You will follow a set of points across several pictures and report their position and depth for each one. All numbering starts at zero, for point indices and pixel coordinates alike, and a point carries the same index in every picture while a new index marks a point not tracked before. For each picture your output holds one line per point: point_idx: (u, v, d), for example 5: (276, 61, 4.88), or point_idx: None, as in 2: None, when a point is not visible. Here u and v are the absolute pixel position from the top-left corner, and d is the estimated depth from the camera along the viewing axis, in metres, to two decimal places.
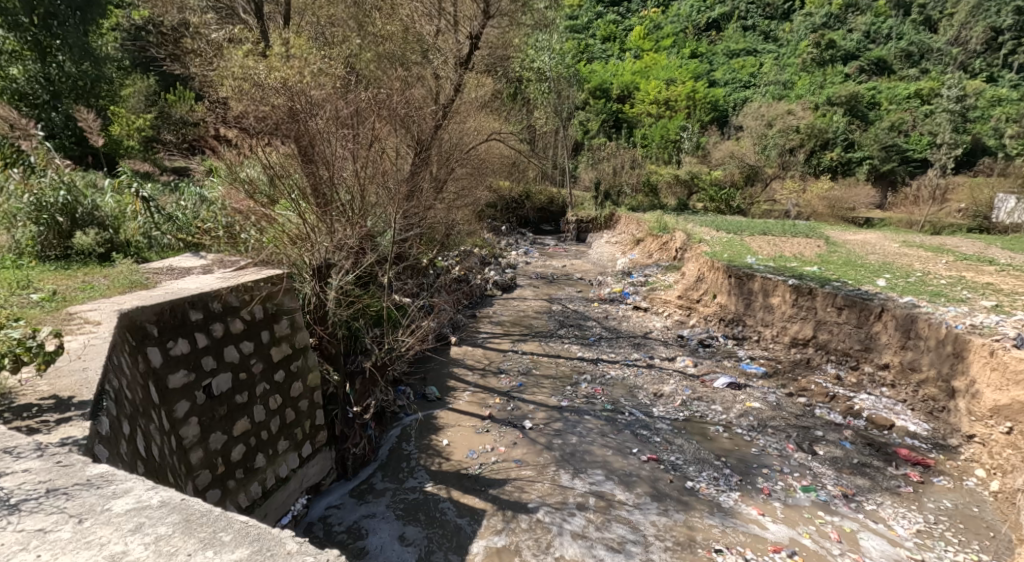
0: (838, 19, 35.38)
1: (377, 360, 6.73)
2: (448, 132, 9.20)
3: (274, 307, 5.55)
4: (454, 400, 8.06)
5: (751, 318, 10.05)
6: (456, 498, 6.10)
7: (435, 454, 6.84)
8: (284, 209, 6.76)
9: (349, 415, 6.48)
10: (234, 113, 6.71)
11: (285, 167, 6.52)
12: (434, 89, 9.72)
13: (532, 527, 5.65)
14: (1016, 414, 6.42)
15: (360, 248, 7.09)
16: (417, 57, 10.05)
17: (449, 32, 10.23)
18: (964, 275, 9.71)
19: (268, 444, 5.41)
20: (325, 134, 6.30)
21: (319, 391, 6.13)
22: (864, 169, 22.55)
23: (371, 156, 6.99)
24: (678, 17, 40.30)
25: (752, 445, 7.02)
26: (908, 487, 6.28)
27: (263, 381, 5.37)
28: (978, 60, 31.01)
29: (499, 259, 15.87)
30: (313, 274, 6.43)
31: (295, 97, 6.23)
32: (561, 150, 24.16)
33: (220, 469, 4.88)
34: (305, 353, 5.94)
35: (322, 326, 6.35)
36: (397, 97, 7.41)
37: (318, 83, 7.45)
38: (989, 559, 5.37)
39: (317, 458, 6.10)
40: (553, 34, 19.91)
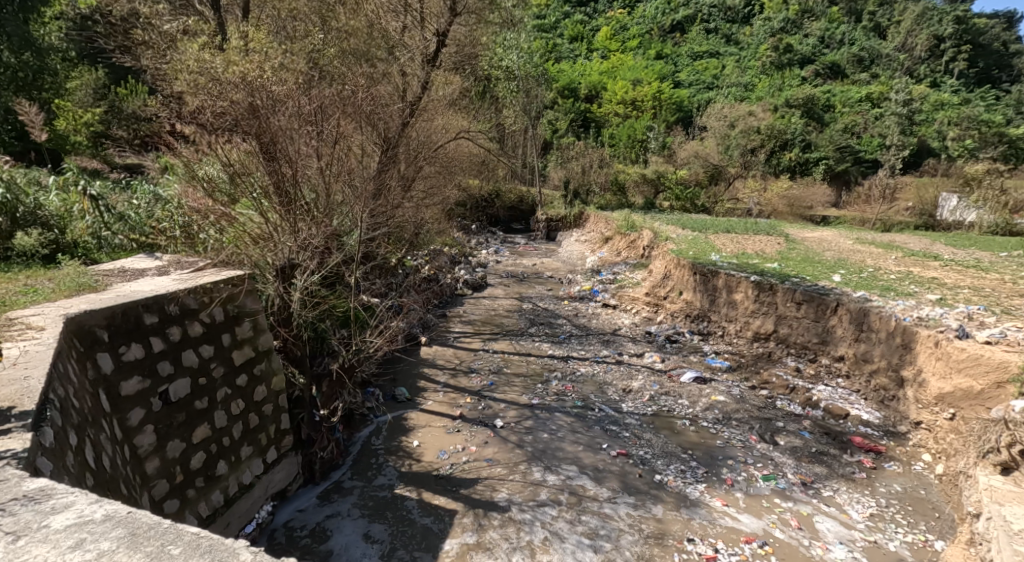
0: (794, 24, 36.55)
1: (344, 362, 6.28)
2: (416, 130, 8.71)
3: (235, 310, 4.97)
4: (425, 401, 7.61)
5: (716, 314, 10.20)
6: (426, 497, 5.67)
7: (404, 455, 6.36)
8: (245, 208, 5.88)
9: (315, 418, 5.93)
10: (189, 108, 6.03)
11: (246, 164, 5.66)
12: (400, 86, 9.08)
13: (504, 524, 5.29)
14: (958, 401, 6.43)
15: (325, 248, 6.34)
16: (383, 53, 9.20)
17: (415, 28, 9.38)
18: (912, 270, 10.10)
19: (230, 450, 4.88)
20: (289, 130, 5.53)
21: (285, 395, 5.56)
22: (820, 169, 23.34)
23: (336, 154, 6.12)
24: (643, 19, 40.98)
25: (717, 437, 6.83)
26: (862, 473, 6.19)
27: (225, 386, 4.85)
28: (923, 66, 32.57)
29: (468, 258, 15.70)
30: (275, 274, 5.67)
31: (256, 91, 5.47)
32: (530, 150, 24.14)
33: (178, 479, 4.39)
34: (270, 356, 5.36)
35: (285, 328, 5.79)
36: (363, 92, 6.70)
37: (281, 76, 6.55)
38: (936, 538, 5.29)
39: (283, 464, 5.54)
40: (520, 32, 19.79)
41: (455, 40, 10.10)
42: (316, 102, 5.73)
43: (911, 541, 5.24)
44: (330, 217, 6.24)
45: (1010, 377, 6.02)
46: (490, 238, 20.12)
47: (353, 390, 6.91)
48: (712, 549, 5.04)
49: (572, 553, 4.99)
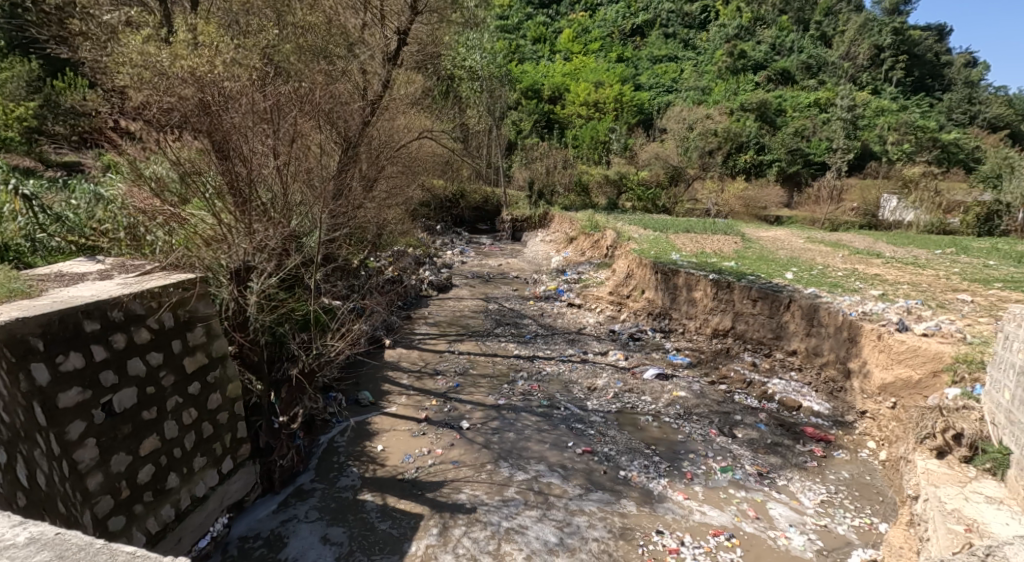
0: (747, 31, 37.81)
1: (304, 367, 6.13)
2: (376, 129, 8.71)
3: (187, 314, 4.82)
4: (389, 405, 7.58)
5: (677, 312, 10.50)
6: (389, 500, 5.66)
7: (368, 460, 6.31)
8: (197, 209, 5.57)
9: (275, 425, 5.79)
10: (133, 103, 5.73)
11: (197, 163, 5.41)
12: (360, 85, 9.03)
13: (468, 525, 5.32)
14: (899, 390, 6.84)
15: (284, 250, 6.09)
16: (342, 51, 9.07)
17: (375, 26, 9.27)
18: (857, 267, 10.64)
19: (181, 462, 4.74)
20: (243, 127, 5.30)
21: (240, 402, 5.43)
22: (774, 171, 24.21)
23: (293, 153, 6.08)
24: (604, 22, 41.69)
25: (678, 432, 7.04)
26: (813, 462, 6.50)
27: (175, 395, 4.69)
28: (866, 74, 34.24)
29: (433, 259, 15.66)
30: (230, 276, 5.38)
31: (205, 86, 5.19)
32: (495, 150, 24.20)
33: (124, 494, 4.22)
34: (224, 363, 5.22)
35: (242, 333, 5.49)
36: (319, 90, 6.60)
37: (231, 72, 6.23)
38: (880, 521, 5.60)
39: (239, 474, 5.44)
40: (484, 33, 19.74)
41: (416, 39, 9.99)
42: (271, 98, 5.55)
43: (858, 525, 5.52)
44: (288, 217, 6.14)
45: (944, 366, 6.42)
46: (455, 238, 20.09)
47: (314, 395, 6.83)
48: (678, 542, 5.17)
49: (536, 552, 5.05)
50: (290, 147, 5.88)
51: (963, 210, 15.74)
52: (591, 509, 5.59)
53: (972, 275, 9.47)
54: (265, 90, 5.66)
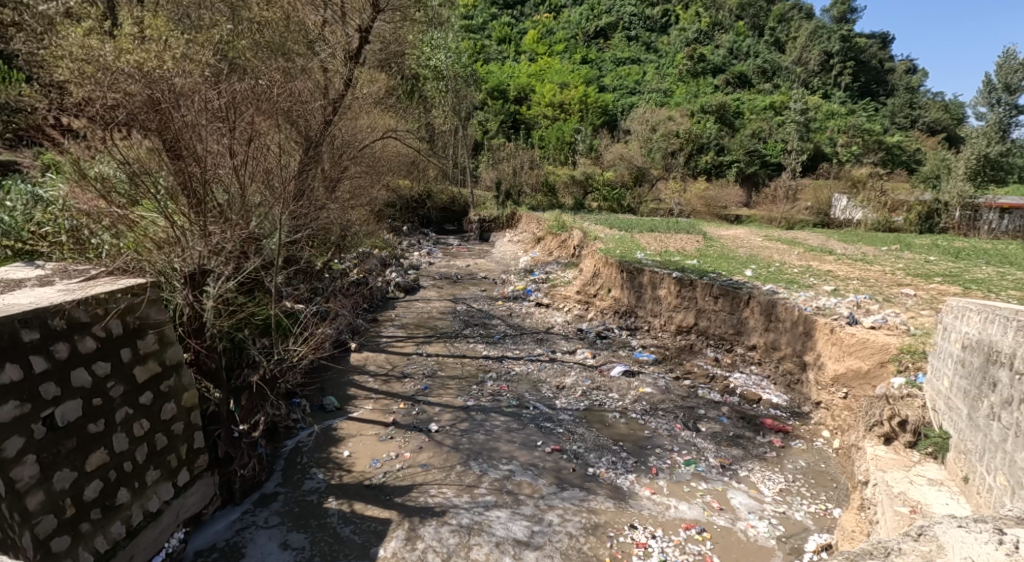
0: (706, 35, 38.76)
1: (265, 373, 6.03)
2: (339, 128, 8.68)
3: (137, 321, 4.61)
4: (355, 409, 7.52)
5: (642, 310, 10.73)
6: (354, 505, 5.63)
7: (334, 467, 6.25)
8: (147, 211, 5.27)
9: (235, 434, 5.66)
10: (75, 100, 5.37)
11: (147, 163, 5.09)
12: (321, 84, 8.82)
13: (436, 527, 5.34)
14: (851, 381, 7.15)
15: (242, 252, 6.04)
16: (301, 48, 8.94)
17: (337, 23, 9.03)
18: (810, 264, 11.09)
19: (133, 476, 4.54)
20: (195, 126, 5.15)
21: (197, 411, 5.23)
22: (733, 171, 24.93)
23: (252, 153, 5.88)
24: (568, 24, 42.12)
25: (644, 428, 7.20)
26: (772, 453, 6.75)
27: (125, 406, 4.49)
28: (817, 79, 35.66)
29: (400, 260, 15.56)
30: (184, 280, 5.32)
31: (154, 83, 5.07)
32: (461, 150, 24.12)
33: (69, 512, 4.01)
34: (179, 371, 5.01)
35: (197, 339, 5.46)
36: (276, 87, 6.43)
37: (182, 68, 6.02)
38: (834, 507, 5.86)
39: (197, 486, 5.23)
40: (448, 32, 19.61)
41: (379, 38, 9.87)
42: (225, 95, 5.40)
43: (813, 511, 5.76)
44: (247, 218, 5.94)
45: (891, 357, 6.76)
46: (422, 239, 19.98)
47: (276, 402, 6.72)
48: (648, 537, 5.29)
49: (502, 552, 5.10)
50: (248, 148, 5.72)
51: (907, 209, 16.59)
52: (556, 505, 5.69)
53: (915, 270, 9.99)
54: (219, 87, 5.50)
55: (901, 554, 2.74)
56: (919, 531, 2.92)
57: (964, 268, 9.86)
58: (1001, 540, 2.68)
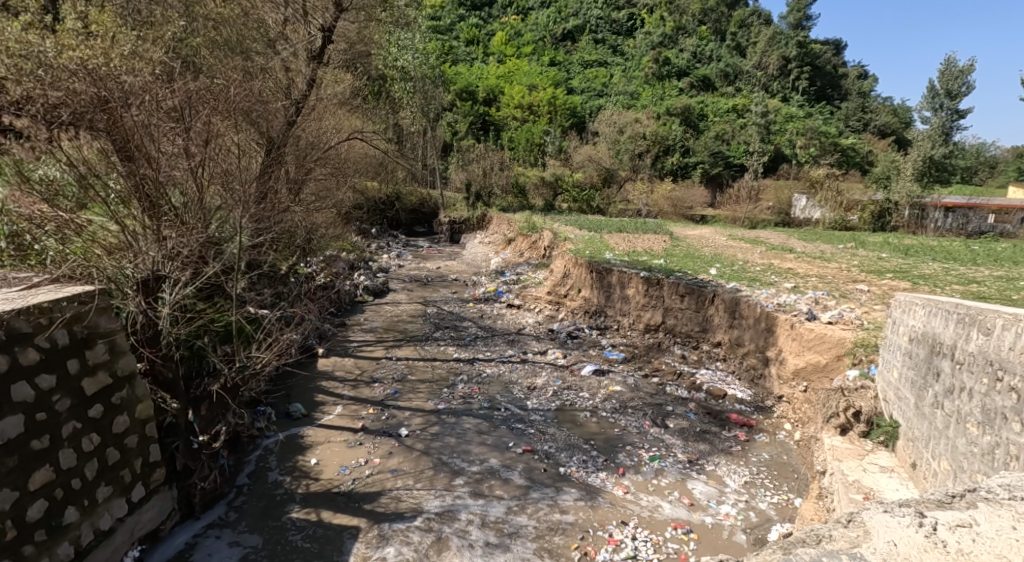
0: (671, 39, 39.55)
1: (225, 382, 5.86)
2: (301, 129, 8.68)
3: (85, 330, 4.43)
4: (322, 417, 7.39)
5: (611, 309, 10.90)
6: (320, 516, 5.52)
7: (301, 476, 6.14)
8: (95, 215, 5.06)
9: (194, 446, 5.52)
10: (11, 98, 5.11)
11: (95, 164, 4.92)
12: (283, 83, 8.65)
13: (404, 534, 5.26)
14: (810, 375, 7.40)
15: (200, 256, 5.85)
16: (261, 47, 8.69)
17: (298, 22, 8.63)
18: (772, 262, 11.43)
19: (82, 494, 4.35)
20: (147, 126, 4.98)
21: (152, 423, 5.07)
22: (698, 172, 25.51)
23: (209, 154, 5.71)
24: (536, 26, 42.54)
25: (615, 426, 7.31)
26: (737, 447, 6.91)
27: (72, 420, 4.30)
28: (776, 83, 36.69)
29: (369, 263, 15.41)
30: (136, 287, 5.09)
31: (101, 81, 4.86)
32: (430, 151, 24.01)
33: (10, 534, 3.81)
34: (132, 382, 4.86)
35: (151, 348, 5.24)
36: (234, 86, 6.29)
37: (132, 66, 5.83)
38: (796, 497, 6.03)
39: (154, 501, 5.05)
40: (415, 32, 19.46)
41: (344, 37, 9.68)
42: (179, 95, 5.27)
43: (777, 502, 5.91)
44: (205, 221, 5.77)
45: (846, 351, 7.03)
46: (392, 242, 19.81)
47: (239, 411, 6.56)
48: (627, 535, 5.30)
49: (471, 555, 5.06)
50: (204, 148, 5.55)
51: (860, 209, 17.39)
52: (524, 505, 5.71)
53: (868, 267, 10.42)
54: (173, 86, 5.35)
55: (831, 541, 2.46)
56: (848, 518, 2.68)
57: (913, 264, 10.32)
58: (921, 521, 2.49)
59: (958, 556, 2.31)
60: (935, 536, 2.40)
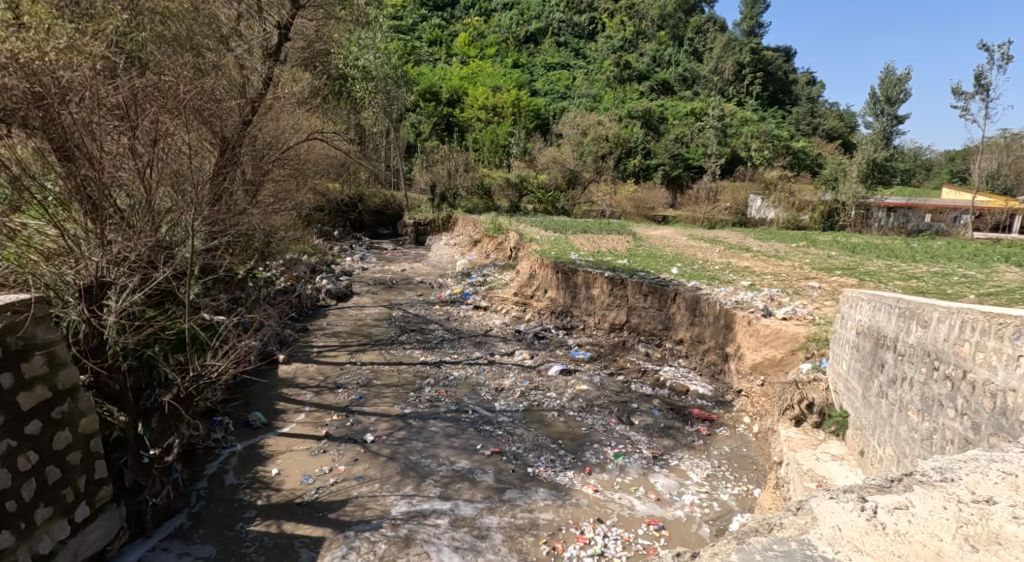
0: (632, 43, 40.34)
1: (179, 393, 5.67)
2: (257, 130, 8.46)
3: (21, 341, 4.10)
4: (282, 425, 7.25)
5: (577, 309, 11.05)
6: (282, 528, 5.42)
7: (262, 487, 6.01)
8: (32, 218, 4.83)
9: (143, 460, 5.28)
10: None
11: (30, 165, 4.72)
12: (237, 82, 8.30)
13: (370, 542, 5.21)
14: (766, 369, 7.67)
15: (149, 262, 5.61)
16: (212, 43, 8.29)
17: (252, 18, 8.69)
18: (730, 261, 11.81)
19: (18, 516, 4.04)
20: (88, 124, 4.78)
21: (97, 438, 4.78)
22: (659, 174, 26.05)
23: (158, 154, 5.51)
24: (499, 27, 42.73)
25: (582, 425, 7.42)
26: (699, 441, 7.11)
27: (6, 438, 3.99)
28: (732, 87, 37.85)
29: (331, 266, 15.17)
30: (78, 295, 4.88)
31: (36, 76, 4.65)
32: (394, 152, 23.77)
33: None
34: (75, 395, 4.56)
35: (96, 359, 5.00)
36: (184, 83, 6.07)
37: (70, 60, 5.61)
38: (755, 487, 6.24)
39: (100, 520, 4.79)
40: (376, 32, 19.29)
41: (301, 35, 9.47)
42: (122, 92, 5.04)
43: (737, 493, 6.10)
44: (155, 225, 5.56)
45: (799, 345, 7.32)
46: (354, 245, 19.51)
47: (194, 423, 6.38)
48: (596, 533, 5.37)
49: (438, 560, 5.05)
50: (152, 147, 5.36)
51: (811, 209, 18.15)
52: (493, 507, 5.74)
53: (819, 264, 10.87)
54: (117, 82, 5.13)
55: (781, 528, 2.34)
56: (797, 505, 2.56)
57: (860, 262, 10.84)
58: (862, 505, 2.39)
59: (896, 537, 2.22)
60: (875, 519, 2.30)
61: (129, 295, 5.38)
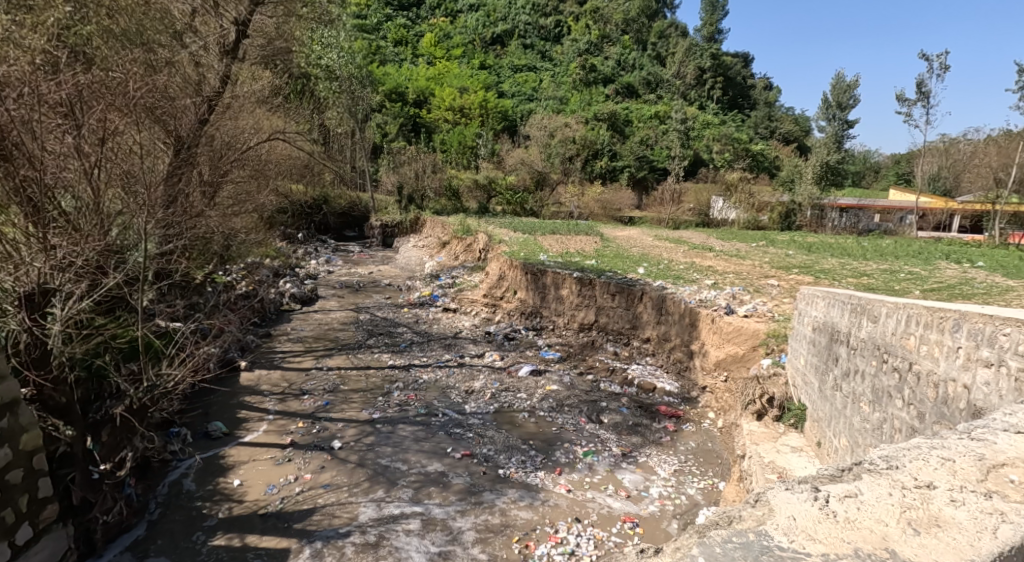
0: (596, 47, 40.91)
1: (131, 404, 5.50)
2: (214, 128, 8.20)
3: None
4: (244, 435, 7.08)
5: (546, 310, 11.14)
6: (246, 540, 5.29)
7: (223, 499, 5.86)
8: None
9: (93, 477, 5.12)
10: None
11: None
12: (192, 79, 8.06)
13: (338, 552, 5.13)
14: (729, 365, 7.89)
15: (98, 267, 5.39)
16: (166, 39, 8.01)
17: (209, 14, 8.32)
18: (694, 260, 12.10)
19: None
20: (27, 122, 4.60)
21: (41, 454, 4.30)
22: (625, 176, 26.49)
23: (105, 154, 5.32)
24: (465, 28, 42.72)
25: (552, 425, 7.48)
26: (667, 437, 7.26)
27: None
28: (694, 91, 38.76)
29: (295, 270, 14.89)
30: (19, 303, 4.59)
31: None
32: (360, 153, 23.49)
33: None
34: (16, 408, 4.05)
35: (41, 371, 4.61)
36: (134, 79, 5.84)
37: (8, 55, 5.38)
38: (720, 481, 6.41)
39: (44, 542, 4.39)
40: (340, 31, 19.07)
41: (261, 32, 9.29)
42: (65, 89, 4.86)
43: (704, 487, 6.26)
44: (103, 228, 5.36)
45: (760, 341, 7.57)
46: (320, 247, 19.20)
47: (148, 435, 6.20)
48: (568, 532, 5.42)
49: None
50: (98, 147, 5.18)
51: (770, 209, 18.75)
52: (465, 510, 5.73)
53: (778, 263, 11.25)
54: (58, 78, 4.93)
55: (740, 521, 2.39)
56: (754, 497, 2.62)
57: (815, 260, 11.25)
58: (814, 495, 2.45)
59: (846, 524, 2.28)
60: (827, 508, 2.37)
61: (76, 303, 5.14)
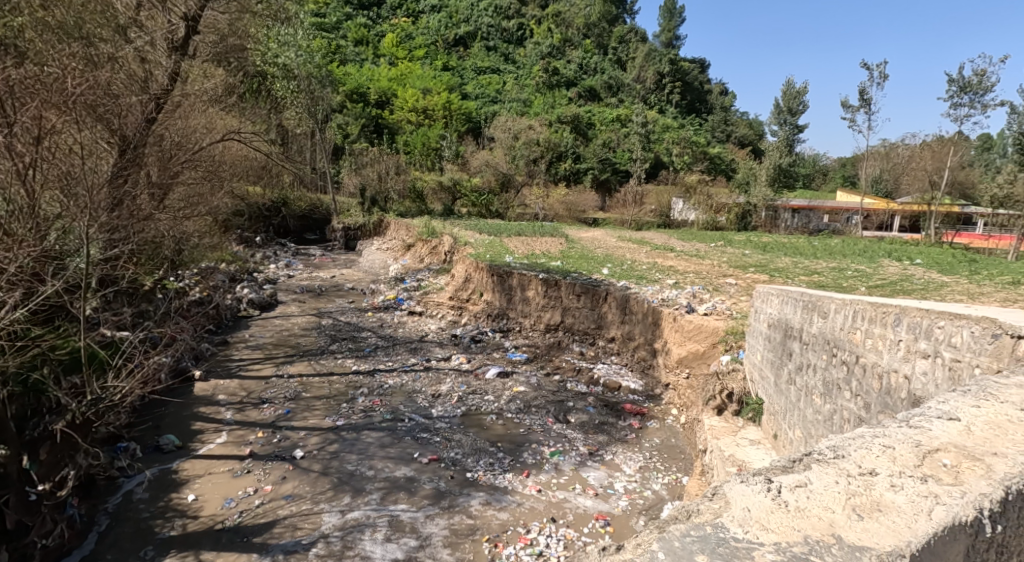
0: (559, 50, 41.29)
1: (72, 419, 5.20)
2: (161, 128, 7.91)
3: None
4: (199, 448, 6.86)
5: (512, 311, 11.19)
6: (202, 556, 5.13)
7: (178, 515, 5.67)
8: None
9: (31, 498, 4.86)
10: None
11: None
12: (138, 75, 7.67)
13: None
14: (691, 362, 8.09)
15: (35, 272, 5.13)
16: (107, 33, 7.48)
17: (156, 9, 8.21)
18: (656, 261, 12.35)
19: None
20: None
21: None
22: (588, 178, 26.83)
23: (41, 154, 5.07)
24: (427, 30, 42.50)
25: (519, 426, 7.52)
26: (632, 435, 7.40)
27: None
28: (654, 95, 39.50)
29: (254, 275, 14.50)
30: None
31: None
32: (320, 154, 23.06)
33: None
34: None
35: None
36: (72, 75, 5.50)
37: None
38: (684, 476, 6.56)
39: None
40: (297, 29, 18.69)
41: (212, 28, 9.05)
42: None
43: (668, 483, 6.40)
44: (39, 231, 5.11)
45: (720, 339, 7.79)
46: (280, 251, 18.74)
47: (93, 451, 5.91)
48: (535, 533, 5.46)
49: None
50: (32, 146, 4.93)
51: (727, 211, 19.21)
52: (433, 515, 5.70)
53: (736, 262, 11.60)
54: None
55: (698, 514, 2.49)
56: (712, 490, 2.73)
57: (770, 259, 11.64)
58: (767, 486, 2.55)
59: (796, 513, 2.38)
60: (779, 497, 2.46)
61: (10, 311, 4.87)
